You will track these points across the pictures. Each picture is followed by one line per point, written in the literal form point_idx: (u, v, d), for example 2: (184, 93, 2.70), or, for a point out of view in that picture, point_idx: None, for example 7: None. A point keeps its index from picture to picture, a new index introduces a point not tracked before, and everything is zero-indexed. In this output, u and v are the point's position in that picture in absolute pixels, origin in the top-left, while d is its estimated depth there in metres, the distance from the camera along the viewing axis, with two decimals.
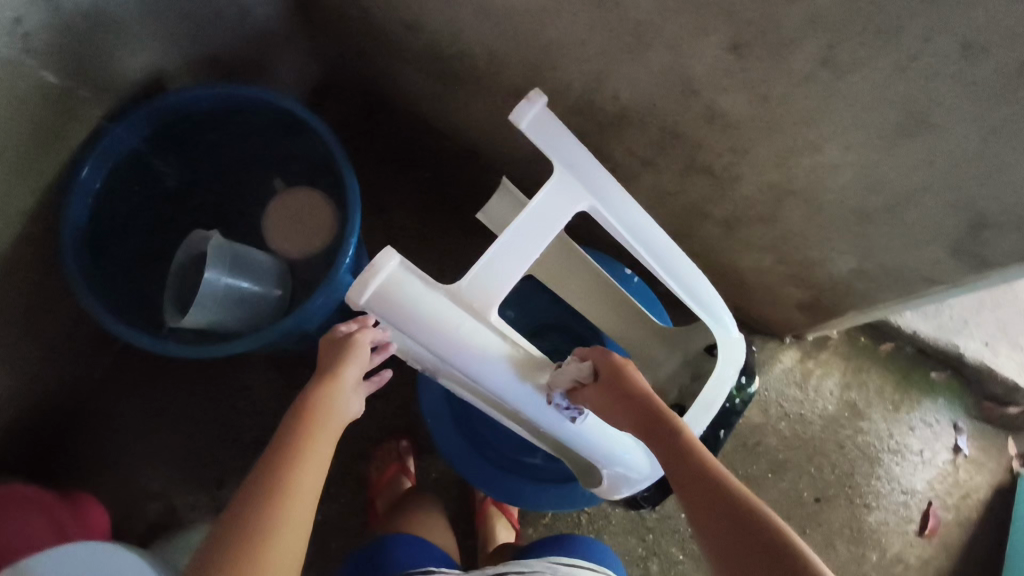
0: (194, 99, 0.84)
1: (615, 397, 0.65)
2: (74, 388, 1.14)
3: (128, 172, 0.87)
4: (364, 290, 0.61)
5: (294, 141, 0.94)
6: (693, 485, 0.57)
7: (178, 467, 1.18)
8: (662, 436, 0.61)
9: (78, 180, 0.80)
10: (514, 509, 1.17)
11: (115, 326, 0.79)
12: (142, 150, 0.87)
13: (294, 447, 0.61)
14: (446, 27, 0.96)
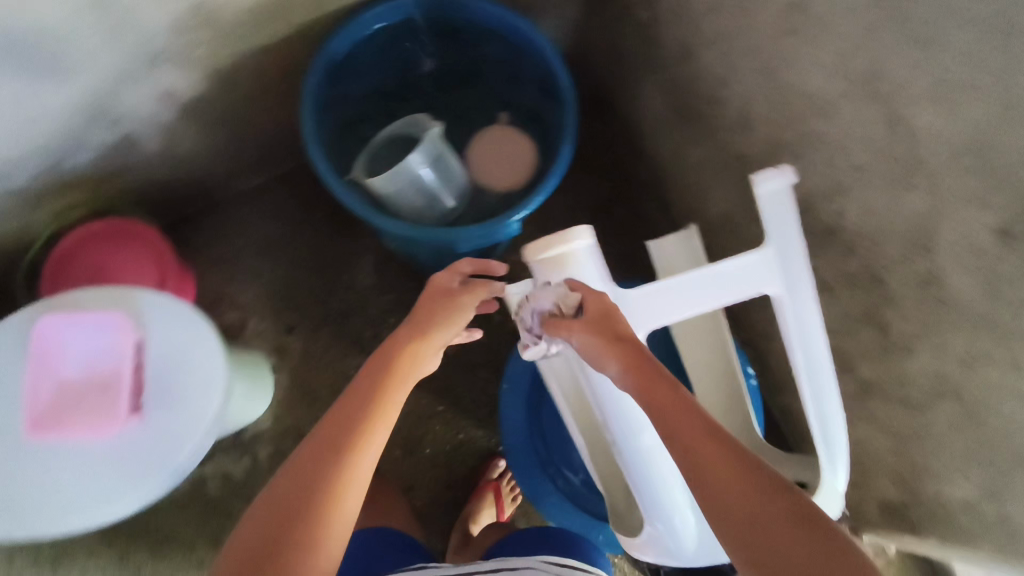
0: (484, 10, 0.89)
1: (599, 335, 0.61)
2: (232, 182, 1.24)
3: (395, 36, 0.94)
4: (542, 250, 0.68)
5: (535, 90, 0.98)
6: (698, 453, 0.54)
7: (267, 295, 1.25)
8: (647, 386, 0.57)
9: (359, 20, 0.87)
10: (508, 508, 1.18)
11: (316, 155, 0.87)
12: (417, 25, 0.93)
13: (367, 401, 0.65)
14: (720, 69, 0.97)
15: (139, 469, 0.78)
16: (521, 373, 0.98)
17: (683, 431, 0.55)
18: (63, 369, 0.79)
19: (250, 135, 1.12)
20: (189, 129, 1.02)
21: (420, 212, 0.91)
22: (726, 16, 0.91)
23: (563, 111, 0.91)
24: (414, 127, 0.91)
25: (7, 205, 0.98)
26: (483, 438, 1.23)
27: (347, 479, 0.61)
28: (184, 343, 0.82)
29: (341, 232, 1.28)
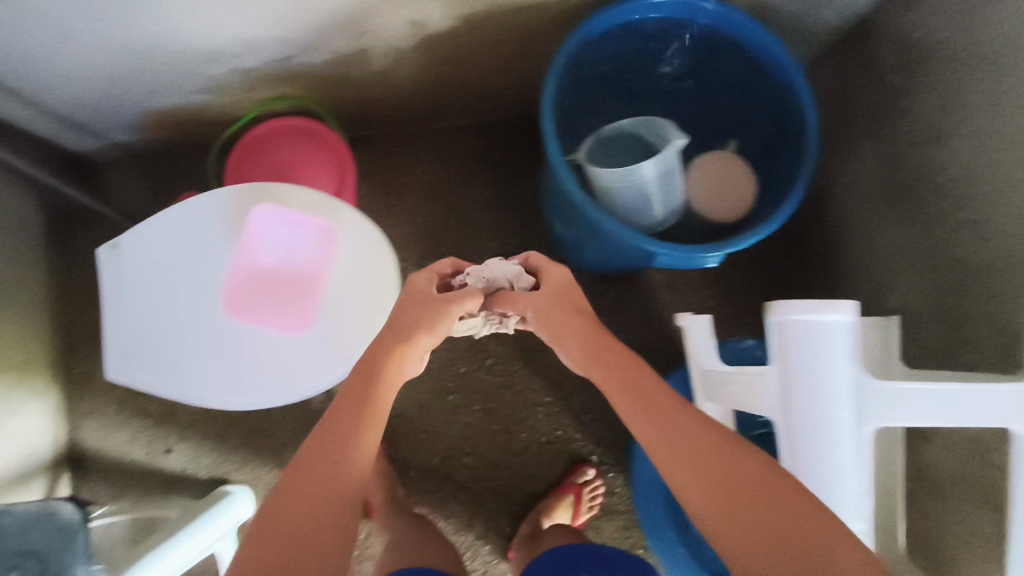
0: (755, 38, 0.84)
1: (560, 303, 0.77)
2: (420, 117, 1.24)
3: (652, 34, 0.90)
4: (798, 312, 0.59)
5: (768, 131, 0.93)
6: (645, 395, 0.66)
7: (417, 235, 1.26)
8: (585, 336, 0.74)
9: (630, 8, 0.83)
10: (584, 515, 1.17)
11: (548, 128, 0.86)
12: (679, 29, 0.89)
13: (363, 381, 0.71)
14: (973, 163, 0.90)
15: (281, 373, 0.82)
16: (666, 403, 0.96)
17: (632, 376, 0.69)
18: (258, 257, 0.83)
19: (460, 81, 1.11)
20: (414, 61, 1.01)
21: (626, 215, 0.88)
22: (1010, 119, 0.84)
23: (804, 160, 0.85)
24: (650, 131, 0.88)
25: (229, 81, 0.99)
26: (579, 442, 1.22)
27: (359, 439, 0.66)
28: (365, 269, 0.83)
29: (505, 200, 1.27)
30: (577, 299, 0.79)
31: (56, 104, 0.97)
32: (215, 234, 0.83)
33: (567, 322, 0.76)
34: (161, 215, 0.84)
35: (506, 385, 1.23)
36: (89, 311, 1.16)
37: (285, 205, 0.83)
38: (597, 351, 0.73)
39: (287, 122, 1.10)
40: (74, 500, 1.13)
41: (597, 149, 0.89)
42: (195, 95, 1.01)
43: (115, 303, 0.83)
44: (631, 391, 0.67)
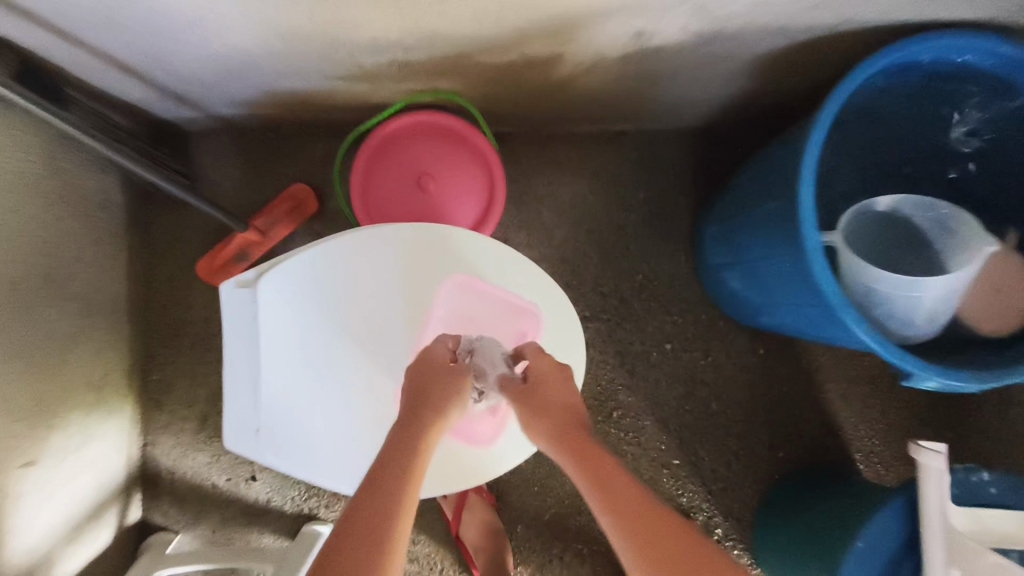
0: None
1: (545, 389, 0.62)
2: (570, 121, 1.04)
3: (937, 83, 0.69)
4: None
5: None
6: (605, 478, 0.55)
7: (549, 259, 1.08)
8: (558, 419, 0.60)
9: (917, 45, 0.63)
10: None
11: (806, 196, 0.67)
12: (974, 80, 0.67)
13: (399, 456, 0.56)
14: None
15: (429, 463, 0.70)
16: (868, 555, 0.76)
17: (597, 461, 0.56)
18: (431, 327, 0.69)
19: (638, 93, 0.91)
20: (601, 71, 0.81)
21: (888, 323, 0.69)
22: None
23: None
24: (930, 218, 0.71)
25: (374, 70, 0.79)
26: (705, 513, 1.09)
27: (399, 532, 0.51)
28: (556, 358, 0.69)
29: (652, 230, 1.09)
30: (566, 393, 0.62)
31: (159, 73, 0.77)
32: (379, 288, 0.68)
33: (541, 404, 0.61)
34: (312, 251, 0.67)
35: (629, 438, 1.09)
36: (171, 310, 1.00)
37: (471, 268, 0.69)
38: (567, 430, 0.59)
39: (435, 119, 0.91)
40: (144, 524, 1.00)
41: (861, 236, 0.71)
42: (330, 81, 0.82)
43: (244, 357, 0.67)
44: (595, 480, 0.55)
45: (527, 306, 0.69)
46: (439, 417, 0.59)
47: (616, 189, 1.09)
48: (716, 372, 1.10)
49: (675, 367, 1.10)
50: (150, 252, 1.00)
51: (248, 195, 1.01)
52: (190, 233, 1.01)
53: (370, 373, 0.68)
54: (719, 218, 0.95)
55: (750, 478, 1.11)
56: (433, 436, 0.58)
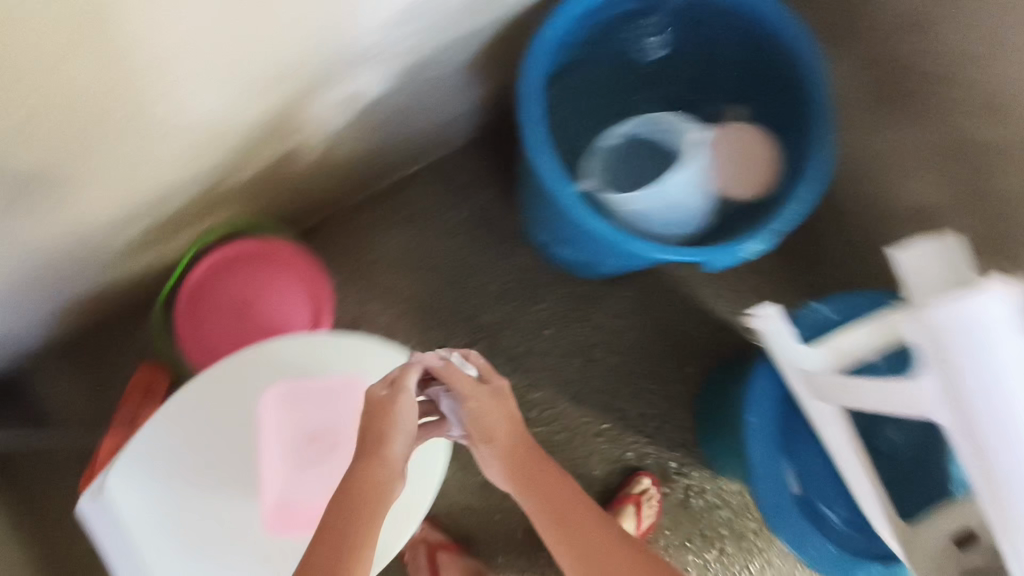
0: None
1: (488, 412, 0.65)
2: (362, 186, 1.10)
3: (602, 26, 0.82)
4: (952, 305, 0.56)
5: (761, 85, 0.85)
6: (537, 476, 0.65)
7: (410, 311, 1.13)
8: (500, 433, 0.65)
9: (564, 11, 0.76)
10: (648, 525, 1.09)
11: (544, 159, 0.75)
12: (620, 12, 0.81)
13: (345, 512, 0.58)
14: (961, 55, 0.85)
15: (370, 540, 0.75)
16: (765, 423, 0.82)
17: (553, 491, 0.64)
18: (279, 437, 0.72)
19: (397, 137, 0.97)
20: (347, 134, 0.87)
21: (656, 229, 0.82)
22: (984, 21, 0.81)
23: (821, 117, 0.76)
24: (654, 130, 0.87)
25: (144, 236, 0.82)
26: (653, 456, 1.14)
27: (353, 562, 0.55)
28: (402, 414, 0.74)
29: (484, 240, 1.15)
30: (506, 415, 0.66)
31: None
32: (224, 432, 0.71)
33: (485, 419, 0.65)
34: (144, 430, 0.69)
35: (555, 425, 1.13)
36: (78, 543, 0.98)
37: (291, 370, 0.72)
38: (509, 440, 0.65)
39: (234, 252, 0.94)
40: None
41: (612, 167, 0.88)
42: (111, 264, 0.84)
43: (123, 552, 0.68)
44: (524, 474, 0.65)
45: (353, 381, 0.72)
46: (373, 461, 0.60)
47: (435, 222, 1.15)
48: (599, 331, 1.17)
49: (560, 346, 1.15)
50: (33, 500, 0.98)
51: (104, 399, 1.01)
52: (64, 463, 0.99)
53: (249, 509, 0.70)
54: (523, 203, 1.01)
55: (676, 404, 1.16)
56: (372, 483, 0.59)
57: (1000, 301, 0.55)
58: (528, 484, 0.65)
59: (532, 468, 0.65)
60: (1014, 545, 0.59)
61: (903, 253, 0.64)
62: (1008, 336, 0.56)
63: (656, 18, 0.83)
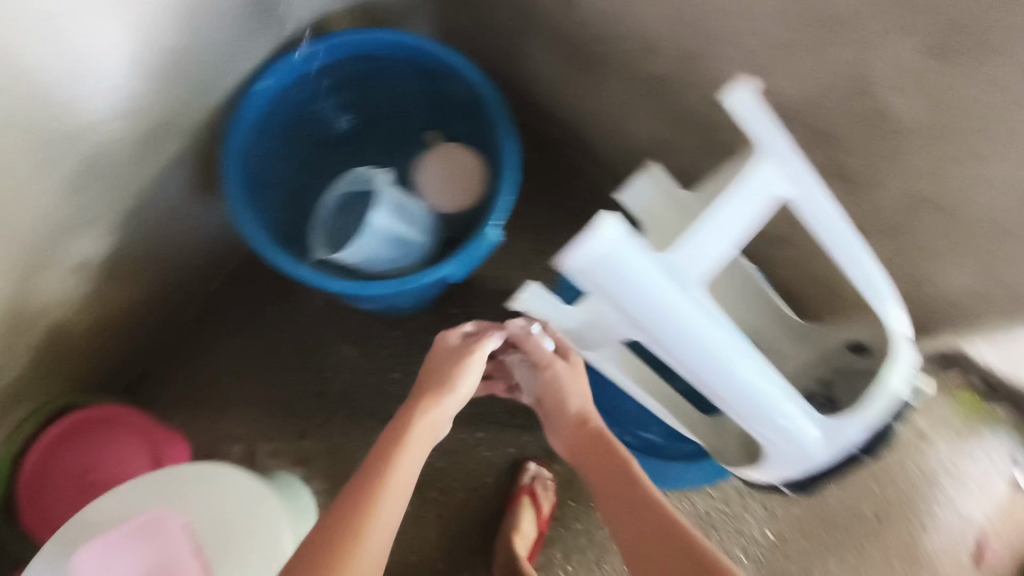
0: (358, 43, 0.88)
1: (555, 387, 0.88)
2: (169, 319, 1.15)
3: (288, 108, 0.90)
4: (575, 257, 0.61)
5: (449, 102, 0.96)
6: (594, 448, 0.85)
7: (262, 412, 1.17)
8: (563, 403, 0.88)
9: (238, 117, 0.83)
10: (547, 509, 1.17)
11: (268, 250, 0.82)
12: (297, 92, 0.90)
13: (391, 443, 0.77)
14: (605, 17, 1.00)
15: None
16: None
17: (601, 458, 0.84)
18: None
19: (176, 266, 1.04)
20: (115, 281, 0.93)
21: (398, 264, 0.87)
22: None
23: (497, 118, 0.87)
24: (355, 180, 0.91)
25: None
26: (534, 443, 1.22)
27: (393, 470, 0.74)
28: (253, 525, 0.84)
29: (307, 320, 1.21)
30: (572, 391, 0.88)
31: None
32: None
33: (558, 390, 0.88)
34: None
35: (437, 455, 1.20)
36: None
37: (113, 521, 0.83)
38: (576, 415, 0.88)
39: (60, 433, 0.98)
40: None
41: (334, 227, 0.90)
42: None
43: None
44: (589, 442, 0.86)
45: (150, 514, 0.84)
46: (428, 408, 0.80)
47: (255, 322, 1.20)
48: None
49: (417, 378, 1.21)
50: None
51: None
52: None
53: None
54: None
55: None
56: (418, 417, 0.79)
57: (613, 234, 0.59)
58: (590, 450, 0.85)
59: (596, 438, 0.86)
60: (726, 402, 0.70)
61: (624, 194, 0.77)
62: (631, 258, 0.61)
63: (331, 83, 0.92)
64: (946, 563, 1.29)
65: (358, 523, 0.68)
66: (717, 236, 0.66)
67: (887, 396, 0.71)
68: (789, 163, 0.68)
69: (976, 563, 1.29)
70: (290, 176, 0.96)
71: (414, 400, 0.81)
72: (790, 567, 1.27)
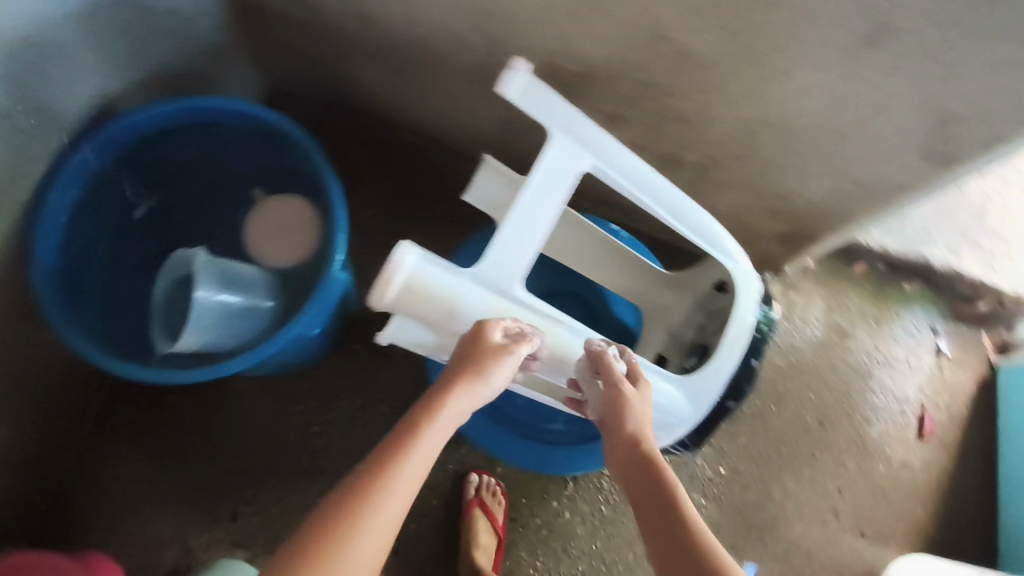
0: (141, 119, 0.80)
1: (620, 406, 0.71)
2: (60, 445, 1.09)
3: (94, 205, 0.84)
4: (385, 295, 0.61)
5: (263, 149, 0.91)
6: (642, 474, 0.69)
7: (187, 506, 1.13)
8: (620, 420, 0.71)
9: (38, 240, 0.75)
10: (500, 514, 1.16)
11: (110, 363, 0.75)
12: (93, 188, 0.82)
13: (404, 439, 0.63)
14: (404, 23, 0.96)
15: None
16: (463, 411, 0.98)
17: (648, 483, 0.68)
18: None
19: (40, 394, 0.98)
20: None
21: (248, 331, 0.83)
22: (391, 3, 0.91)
23: (311, 157, 0.84)
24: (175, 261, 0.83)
25: None
26: (473, 452, 1.22)
27: (397, 475, 0.60)
28: None
29: (208, 401, 1.17)
30: (639, 411, 0.71)
31: None
32: None
33: (618, 405, 0.71)
34: None
35: None
36: None
37: None
38: (636, 431, 0.70)
39: None
40: None
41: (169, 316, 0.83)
42: None
43: None
44: (637, 465, 0.69)
45: None
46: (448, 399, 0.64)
47: (154, 418, 1.16)
48: (359, 388, 1.20)
49: (336, 429, 1.18)
50: None
51: None
52: None
53: None
54: None
55: None
56: (443, 414, 0.64)
57: (409, 262, 0.61)
58: (637, 474, 0.69)
59: (649, 463, 0.69)
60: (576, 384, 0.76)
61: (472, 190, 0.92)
62: (438, 280, 0.63)
63: (126, 165, 0.85)
64: (895, 446, 1.34)
65: (348, 543, 0.56)
66: (524, 227, 0.67)
67: (733, 339, 0.79)
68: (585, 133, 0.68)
69: (921, 437, 1.35)
70: (123, 273, 0.90)
71: (439, 382, 0.65)
72: (752, 495, 1.28)
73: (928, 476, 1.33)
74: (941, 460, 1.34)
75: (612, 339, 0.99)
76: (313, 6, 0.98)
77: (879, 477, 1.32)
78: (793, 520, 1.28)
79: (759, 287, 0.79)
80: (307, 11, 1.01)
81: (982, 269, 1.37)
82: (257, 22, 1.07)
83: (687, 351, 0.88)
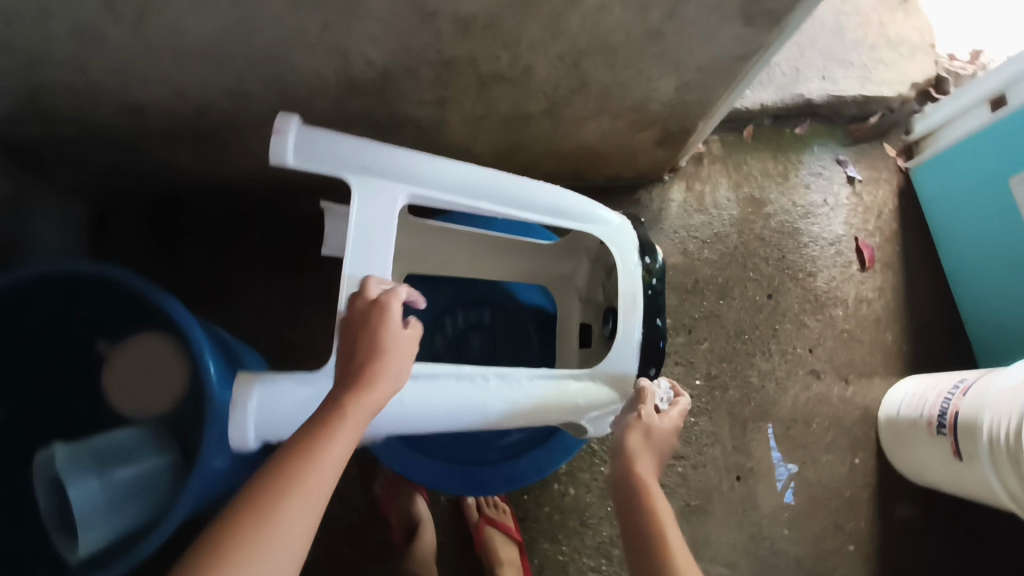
0: None
1: (650, 434, 0.74)
2: None
3: None
4: (246, 434, 0.60)
5: (87, 294, 0.80)
6: (633, 497, 0.70)
7: None
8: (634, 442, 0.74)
9: None
10: (509, 520, 1.14)
11: None
12: None
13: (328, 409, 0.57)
14: (176, 98, 0.85)
15: None
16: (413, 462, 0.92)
17: (637, 504, 0.70)
18: None
19: None
20: None
21: (154, 496, 0.77)
22: (146, 82, 0.80)
23: (136, 286, 0.74)
24: None
25: None
26: None
27: (324, 448, 0.54)
28: None
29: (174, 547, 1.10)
30: (660, 442, 0.75)
31: None
32: None
33: (635, 429, 0.74)
34: None
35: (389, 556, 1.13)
36: None
37: None
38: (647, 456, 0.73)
39: None
40: None
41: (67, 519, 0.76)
42: None
43: None
44: (635, 485, 0.71)
45: None
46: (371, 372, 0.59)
47: None
48: None
49: None
50: None
51: None
52: None
53: None
54: None
55: None
56: (369, 392, 0.58)
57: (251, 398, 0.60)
58: (631, 493, 0.71)
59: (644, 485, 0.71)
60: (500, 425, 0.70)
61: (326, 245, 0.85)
62: (294, 392, 0.61)
63: None
64: (845, 286, 1.34)
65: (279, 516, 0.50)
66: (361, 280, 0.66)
67: (629, 298, 0.76)
68: (381, 166, 0.67)
69: (864, 267, 1.35)
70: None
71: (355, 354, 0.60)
72: (734, 391, 1.28)
73: (884, 300, 1.34)
74: (890, 281, 1.35)
75: (533, 326, 1.00)
76: (71, 117, 0.86)
77: (842, 321, 1.33)
78: (780, 397, 1.28)
79: (631, 234, 0.78)
80: (71, 125, 0.89)
81: (860, 84, 1.34)
82: (29, 156, 0.94)
83: (603, 315, 0.86)
